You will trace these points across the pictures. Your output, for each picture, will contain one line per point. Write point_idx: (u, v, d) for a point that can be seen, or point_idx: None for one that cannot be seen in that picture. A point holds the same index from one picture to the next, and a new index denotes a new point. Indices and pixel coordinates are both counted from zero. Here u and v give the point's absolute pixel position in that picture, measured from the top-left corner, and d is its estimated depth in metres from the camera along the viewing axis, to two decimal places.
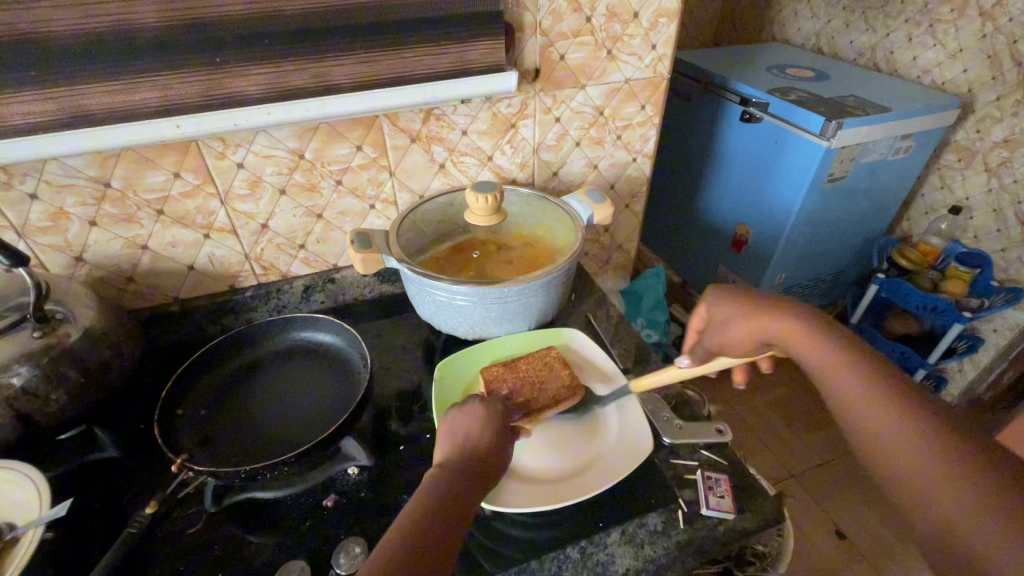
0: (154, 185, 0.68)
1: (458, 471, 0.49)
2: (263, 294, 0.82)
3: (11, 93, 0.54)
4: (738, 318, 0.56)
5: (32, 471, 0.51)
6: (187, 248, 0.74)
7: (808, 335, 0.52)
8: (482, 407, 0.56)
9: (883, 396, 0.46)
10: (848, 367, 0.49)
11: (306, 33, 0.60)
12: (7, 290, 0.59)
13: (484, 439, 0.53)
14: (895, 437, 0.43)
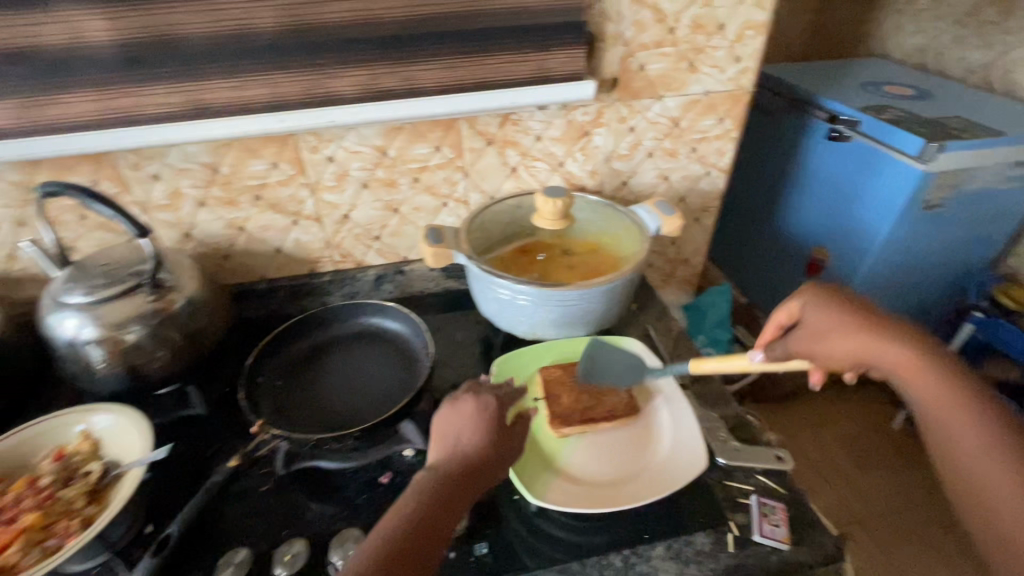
0: (255, 173, 0.75)
1: (448, 479, 0.48)
2: (339, 279, 0.87)
3: (150, 86, 0.62)
4: (843, 334, 0.56)
5: (130, 414, 0.57)
6: (277, 232, 0.81)
7: (914, 364, 0.52)
8: (481, 404, 0.53)
9: (984, 427, 0.48)
10: (956, 399, 0.50)
11: (401, 39, 0.65)
12: (131, 258, 0.68)
13: (473, 442, 0.51)
14: (991, 471, 0.46)
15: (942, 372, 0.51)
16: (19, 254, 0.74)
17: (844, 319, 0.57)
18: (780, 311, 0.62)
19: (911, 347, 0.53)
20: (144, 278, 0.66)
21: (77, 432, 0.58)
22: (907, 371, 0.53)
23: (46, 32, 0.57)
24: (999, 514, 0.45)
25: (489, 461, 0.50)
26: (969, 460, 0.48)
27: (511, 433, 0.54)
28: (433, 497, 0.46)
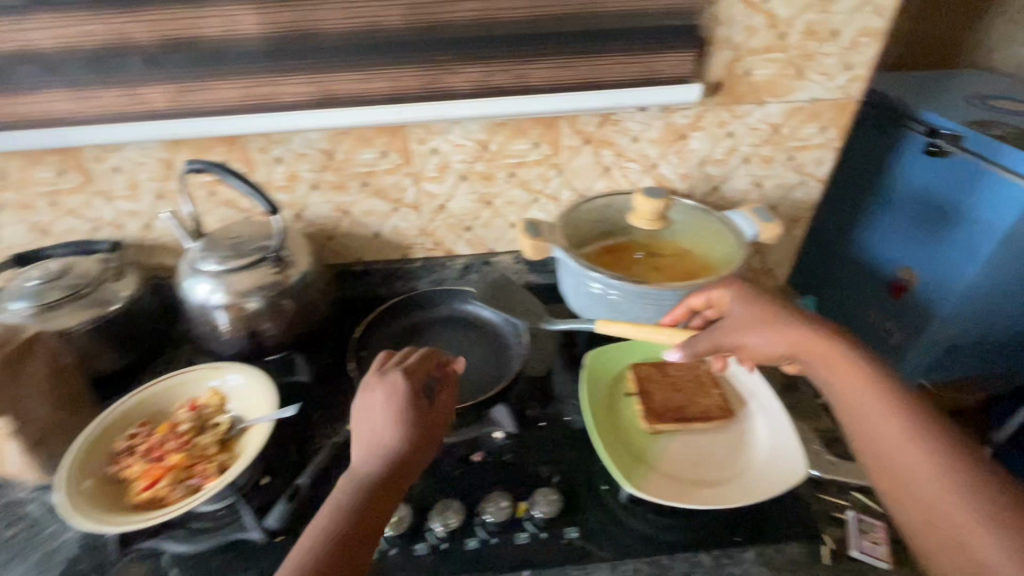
0: (365, 161, 0.79)
1: (371, 476, 0.50)
2: (429, 266, 0.91)
3: (288, 77, 0.67)
4: (768, 324, 0.60)
5: (256, 374, 0.63)
6: (377, 217, 0.86)
7: (812, 340, 0.57)
8: (386, 393, 0.55)
9: (877, 395, 0.51)
10: (851, 370, 0.53)
11: (518, 39, 0.67)
12: (257, 234, 0.74)
13: (391, 434, 0.52)
14: (881, 432, 0.50)
15: (835, 348, 0.56)
16: (155, 224, 0.82)
17: (768, 312, 0.61)
18: (709, 296, 0.66)
19: (791, 327, 0.59)
20: (269, 251, 0.71)
21: (206, 388, 0.64)
22: (818, 352, 0.56)
23: (205, 25, 0.64)
24: (918, 479, 0.46)
25: (411, 449, 0.52)
26: (887, 431, 0.49)
27: (425, 413, 0.55)
28: (359, 493, 0.48)
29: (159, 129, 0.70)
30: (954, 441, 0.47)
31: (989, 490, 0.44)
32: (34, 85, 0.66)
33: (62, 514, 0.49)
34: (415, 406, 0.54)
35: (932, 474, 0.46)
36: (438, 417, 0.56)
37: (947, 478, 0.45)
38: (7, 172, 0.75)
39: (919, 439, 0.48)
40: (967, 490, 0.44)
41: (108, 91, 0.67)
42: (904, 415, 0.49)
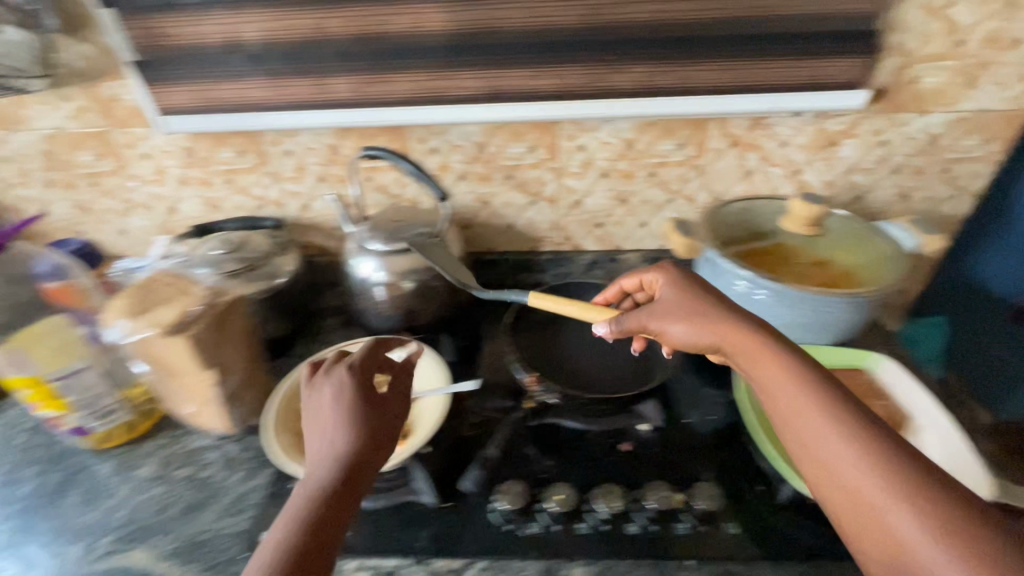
0: (514, 155, 0.82)
1: (326, 482, 0.47)
2: (557, 259, 0.94)
3: (464, 72, 0.71)
4: (694, 315, 0.55)
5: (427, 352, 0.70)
6: (514, 209, 0.89)
7: (750, 337, 0.51)
8: (332, 390, 0.53)
9: (818, 398, 0.45)
10: (781, 367, 0.47)
11: (690, 41, 0.68)
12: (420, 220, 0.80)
13: (342, 432, 0.50)
14: (844, 451, 0.42)
15: (765, 344, 0.50)
16: (312, 205, 0.89)
17: (699, 303, 0.56)
18: (643, 277, 0.64)
19: (739, 324, 0.52)
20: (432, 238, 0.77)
21: None
22: (744, 351, 0.51)
23: (395, 21, 0.68)
24: (901, 517, 0.38)
25: (366, 445, 0.50)
26: (812, 438, 0.44)
27: (375, 401, 0.53)
28: (313, 498, 0.46)
29: (338, 117, 0.76)
30: (893, 451, 0.41)
31: (953, 515, 0.37)
32: (237, 74, 0.72)
33: (276, 457, 0.59)
34: (364, 396, 0.53)
35: (899, 505, 0.39)
36: (394, 407, 0.54)
37: (929, 511, 0.38)
38: (195, 151, 0.83)
39: (866, 454, 0.41)
40: (934, 519, 0.37)
41: (299, 81, 0.72)
42: (864, 426, 0.42)
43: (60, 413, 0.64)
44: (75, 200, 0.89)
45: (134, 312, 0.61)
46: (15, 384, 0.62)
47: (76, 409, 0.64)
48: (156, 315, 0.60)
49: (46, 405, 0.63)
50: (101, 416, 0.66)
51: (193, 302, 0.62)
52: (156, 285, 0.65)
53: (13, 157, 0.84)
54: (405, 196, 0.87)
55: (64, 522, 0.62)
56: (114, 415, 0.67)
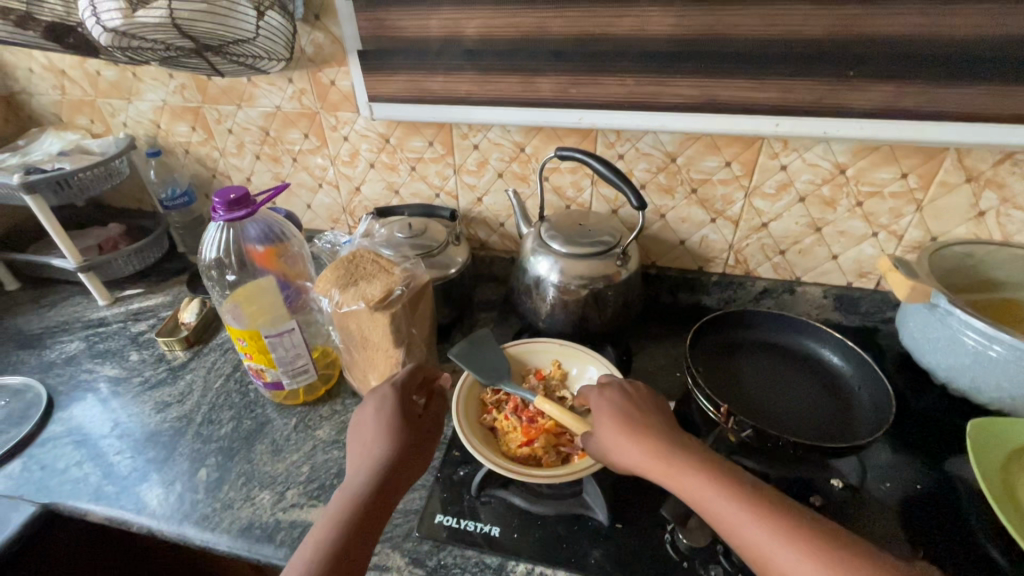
0: (705, 168, 0.78)
1: (363, 489, 0.51)
2: (725, 284, 0.88)
3: (678, 78, 0.69)
4: (619, 430, 0.52)
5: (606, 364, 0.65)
6: (689, 226, 0.84)
7: (677, 459, 0.49)
8: (377, 405, 0.57)
9: (755, 512, 0.43)
10: (712, 484, 0.46)
11: (949, 60, 0.60)
12: (601, 228, 0.77)
13: (387, 446, 0.54)
14: (785, 555, 0.41)
15: (688, 459, 0.48)
16: (485, 199, 0.90)
17: (628, 414, 0.53)
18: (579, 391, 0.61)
19: (665, 438, 0.51)
20: (616, 247, 0.74)
21: (546, 361, 0.68)
22: (671, 475, 0.48)
23: (618, 24, 0.67)
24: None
25: (405, 459, 0.54)
26: (763, 550, 0.42)
27: (419, 425, 0.57)
28: (357, 502, 0.50)
29: (535, 114, 0.76)
30: (839, 557, 0.40)
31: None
32: (451, 67, 0.75)
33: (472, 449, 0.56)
34: (411, 418, 0.57)
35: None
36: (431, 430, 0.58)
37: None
38: (389, 138, 0.88)
39: (809, 564, 0.40)
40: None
41: (508, 78, 0.74)
42: (801, 535, 0.42)
43: (263, 368, 0.68)
44: (276, 174, 0.98)
45: (344, 283, 0.65)
46: (234, 334, 0.65)
47: (277, 366, 0.68)
48: (363, 289, 0.63)
49: (254, 359, 0.67)
50: (294, 376, 0.69)
51: (397, 280, 0.65)
52: (361, 260, 0.68)
53: (234, 130, 0.94)
54: (579, 200, 0.86)
55: (256, 467, 0.66)
56: (303, 375, 0.70)
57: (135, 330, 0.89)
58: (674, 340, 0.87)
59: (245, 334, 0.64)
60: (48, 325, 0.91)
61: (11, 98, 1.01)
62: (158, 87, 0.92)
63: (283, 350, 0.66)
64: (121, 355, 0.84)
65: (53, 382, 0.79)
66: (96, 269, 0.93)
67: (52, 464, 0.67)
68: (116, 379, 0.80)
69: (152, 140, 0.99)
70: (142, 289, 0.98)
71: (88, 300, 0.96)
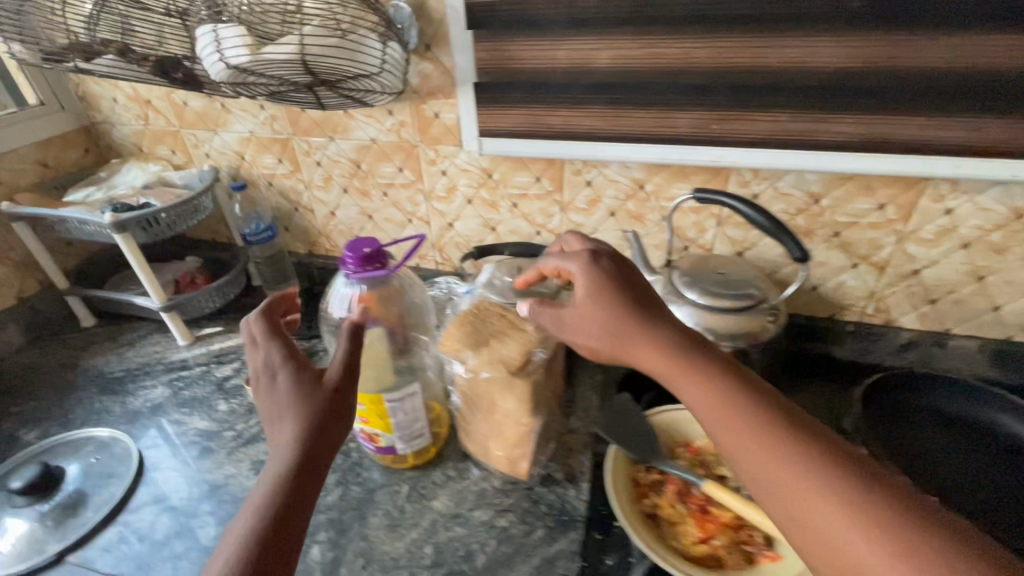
0: (854, 211, 0.70)
1: (279, 477, 0.40)
2: (861, 333, 0.79)
3: (844, 115, 0.61)
4: (606, 316, 0.48)
5: None
6: (826, 271, 0.76)
7: (675, 351, 0.45)
8: (273, 373, 0.48)
9: (756, 410, 0.40)
10: (685, 357, 0.44)
11: None
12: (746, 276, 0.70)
13: (294, 424, 0.44)
14: (739, 415, 0.40)
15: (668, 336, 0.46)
16: (592, 238, 0.83)
17: (620, 298, 0.49)
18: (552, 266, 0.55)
19: (660, 330, 0.47)
20: (768, 299, 0.66)
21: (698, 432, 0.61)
22: (666, 367, 0.45)
23: (778, 54, 0.59)
24: (855, 544, 0.32)
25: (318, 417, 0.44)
26: (719, 409, 0.41)
27: (325, 380, 0.48)
28: (280, 480, 0.40)
29: (666, 151, 0.69)
30: (839, 461, 0.36)
31: (927, 541, 0.31)
32: (576, 102, 0.69)
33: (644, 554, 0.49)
34: (318, 381, 0.47)
35: (833, 510, 0.34)
36: (343, 381, 0.48)
37: (889, 535, 0.32)
38: (492, 173, 0.82)
39: (795, 459, 0.36)
40: (895, 545, 0.31)
41: (640, 113, 0.67)
42: (805, 439, 0.38)
43: (377, 432, 0.62)
44: (363, 207, 0.93)
45: (474, 342, 0.58)
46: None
47: (393, 432, 0.61)
48: (498, 351, 0.57)
49: (370, 423, 0.61)
50: (408, 440, 0.63)
51: (533, 338, 0.58)
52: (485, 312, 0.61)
53: (323, 162, 0.89)
54: (700, 241, 0.79)
55: (374, 546, 0.59)
56: (418, 440, 0.64)
57: (219, 376, 0.84)
58: (803, 396, 0.79)
59: (365, 398, 0.58)
60: (128, 367, 0.87)
61: (92, 128, 0.99)
62: (246, 117, 0.88)
63: (403, 415, 0.60)
64: (209, 405, 0.79)
65: (141, 435, 0.74)
66: (178, 308, 0.89)
67: (151, 534, 0.62)
68: (207, 432, 0.75)
69: (235, 171, 0.95)
70: (221, 328, 0.94)
71: (168, 338, 0.92)
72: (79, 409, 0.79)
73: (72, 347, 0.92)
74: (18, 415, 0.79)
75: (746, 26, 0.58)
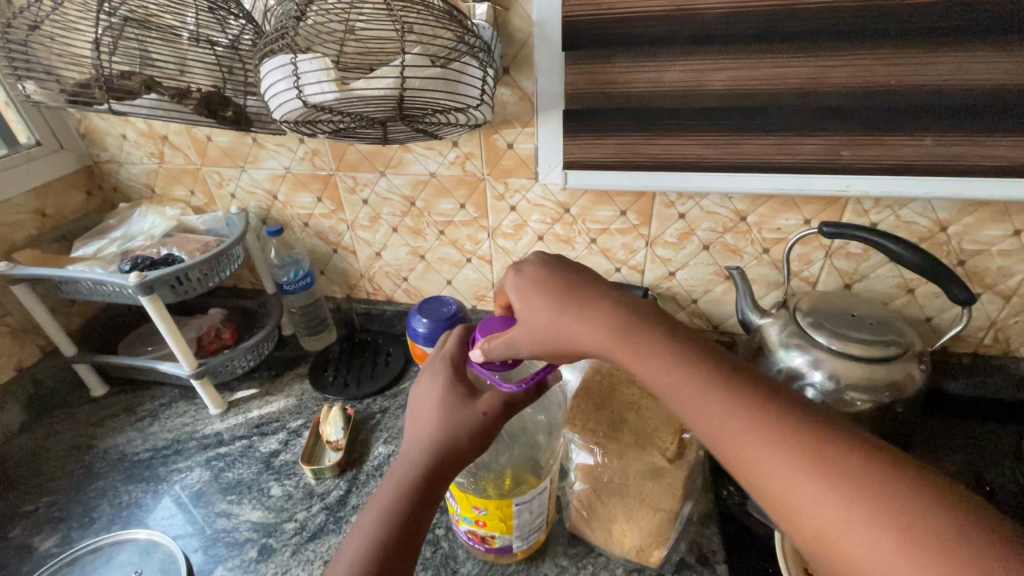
0: (984, 238, 0.64)
1: (407, 480, 0.44)
2: (978, 366, 0.73)
3: (994, 137, 0.55)
4: (553, 303, 0.44)
5: None
6: (944, 302, 0.69)
7: (627, 329, 0.41)
8: (430, 376, 0.50)
9: (713, 381, 0.37)
10: (659, 347, 0.40)
11: None
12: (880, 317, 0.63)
13: (434, 435, 0.45)
14: (721, 406, 0.36)
15: (637, 324, 0.42)
16: (679, 274, 0.76)
17: (564, 283, 0.46)
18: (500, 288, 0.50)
19: (608, 308, 0.43)
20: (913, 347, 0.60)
21: None
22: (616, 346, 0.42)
23: (927, 72, 0.53)
24: (824, 508, 0.30)
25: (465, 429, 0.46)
26: (702, 403, 0.37)
27: (474, 406, 0.46)
28: (404, 480, 0.43)
29: (780, 180, 0.62)
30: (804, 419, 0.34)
31: (902, 499, 0.29)
32: (682, 129, 0.61)
33: None
34: (465, 400, 0.47)
35: (834, 508, 0.30)
36: (494, 412, 0.46)
37: (857, 495, 0.30)
38: (569, 207, 0.73)
39: (785, 447, 0.33)
40: (866, 506, 0.29)
41: (757, 139, 0.60)
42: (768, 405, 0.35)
43: (493, 533, 0.52)
44: (414, 247, 0.83)
45: (611, 420, 0.56)
46: (470, 502, 0.50)
47: (513, 531, 0.51)
48: (643, 427, 0.55)
49: (488, 525, 0.51)
50: (527, 536, 0.53)
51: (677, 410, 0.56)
52: (617, 384, 0.58)
53: (371, 200, 0.79)
54: (804, 274, 0.72)
55: None
56: (536, 534, 0.54)
57: (266, 451, 0.73)
58: (924, 439, 0.71)
59: (490, 502, 0.49)
60: (155, 446, 0.75)
61: (97, 168, 0.87)
62: (282, 153, 0.77)
63: (529, 514, 0.51)
64: (260, 490, 0.68)
65: (185, 534, 0.63)
66: (210, 373, 0.77)
67: None
68: (263, 526, 0.63)
69: (266, 212, 0.84)
70: (257, 391, 0.83)
71: (196, 406, 0.81)
72: (103, 503, 0.68)
73: (83, 423, 0.79)
74: (29, 517, 0.67)
75: (897, 42, 0.52)
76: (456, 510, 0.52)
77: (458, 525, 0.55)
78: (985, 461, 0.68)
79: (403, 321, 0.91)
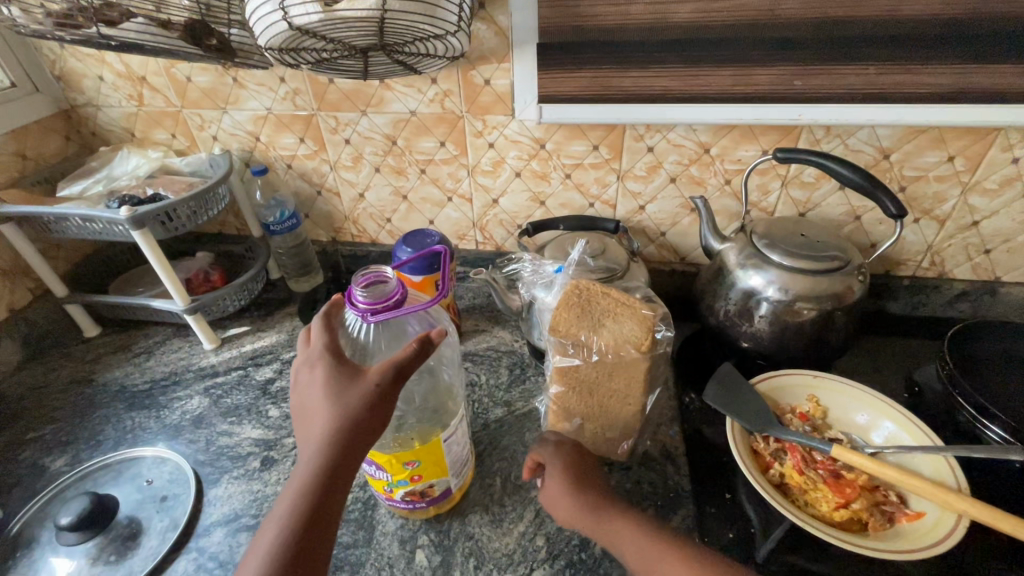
0: (923, 164, 0.70)
1: (305, 481, 0.41)
2: (916, 286, 0.80)
3: (930, 64, 0.60)
4: (575, 486, 0.52)
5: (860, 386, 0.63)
6: (887, 227, 0.76)
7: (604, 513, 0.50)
8: (309, 360, 0.47)
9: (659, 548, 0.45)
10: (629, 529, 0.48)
11: None
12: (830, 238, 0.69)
13: (327, 427, 0.42)
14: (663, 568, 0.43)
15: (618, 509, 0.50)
16: (649, 207, 0.80)
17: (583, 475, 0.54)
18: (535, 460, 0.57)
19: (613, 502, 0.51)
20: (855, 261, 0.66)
21: (800, 395, 0.65)
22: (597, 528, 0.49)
23: (871, 3, 0.57)
24: None
25: (366, 408, 0.43)
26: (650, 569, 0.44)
27: (364, 380, 0.44)
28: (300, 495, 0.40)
29: (740, 111, 0.67)
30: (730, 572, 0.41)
31: None
32: (649, 61, 0.65)
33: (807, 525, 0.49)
34: (356, 378, 0.44)
35: None
36: (386, 378, 0.44)
37: None
38: (544, 143, 0.76)
39: None
40: None
41: (719, 71, 0.64)
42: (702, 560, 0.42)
43: (432, 482, 0.53)
44: (397, 187, 0.86)
45: (592, 325, 0.59)
46: (400, 461, 0.49)
47: (449, 471, 0.54)
48: (620, 333, 0.58)
49: (425, 476, 0.52)
50: (459, 472, 0.56)
51: (650, 314, 0.58)
52: (593, 289, 0.60)
53: (353, 140, 0.82)
54: (762, 204, 0.77)
55: (482, 543, 0.55)
56: (465, 466, 0.57)
57: (262, 379, 0.77)
58: (865, 351, 0.79)
59: (421, 451, 0.50)
60: (152, 378, 0.78)
61: (74, 111, 0.87)
62: (263, 93, 0.79)
63: (456, 445, 0.54)
64: (259, 411, 0.72)
65: (190, 451, 0.68)
66: (202, 310, 0.80)
67: (230, 559, 0.56)
68: (264, 441, 0.68)
69: (249, 155, 0.86)
70: (249, 328, 0.86)
71: (190, 342, 0.84)
72: (108, 428, 0.71)
73: (79, 360, 0.82)
74: (37, 442, 0.70)
75: None
76: (387, 480, 0.52)
77: (389, 497, 0.54)
78: (915, 367, 0.77)
79: (387, 261, 0.95)
